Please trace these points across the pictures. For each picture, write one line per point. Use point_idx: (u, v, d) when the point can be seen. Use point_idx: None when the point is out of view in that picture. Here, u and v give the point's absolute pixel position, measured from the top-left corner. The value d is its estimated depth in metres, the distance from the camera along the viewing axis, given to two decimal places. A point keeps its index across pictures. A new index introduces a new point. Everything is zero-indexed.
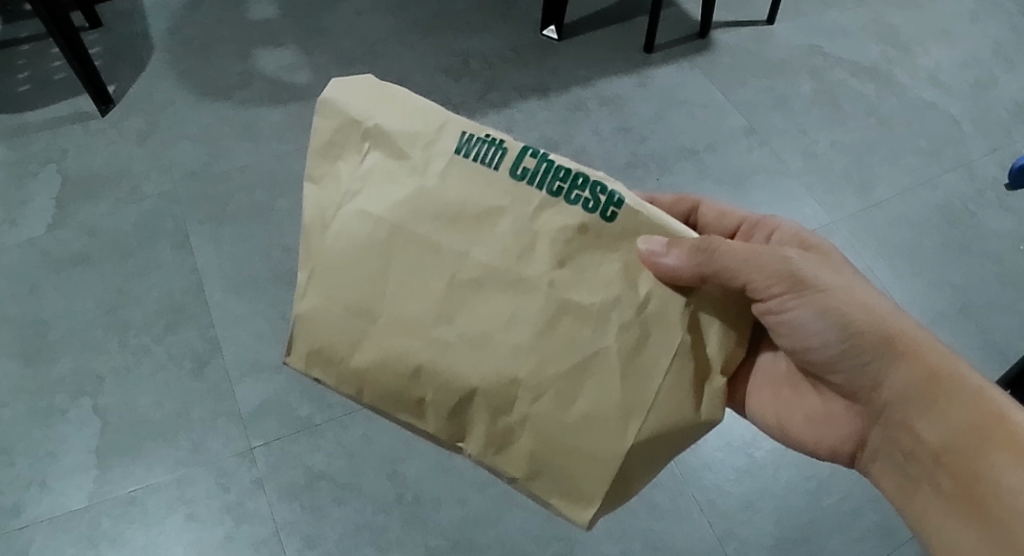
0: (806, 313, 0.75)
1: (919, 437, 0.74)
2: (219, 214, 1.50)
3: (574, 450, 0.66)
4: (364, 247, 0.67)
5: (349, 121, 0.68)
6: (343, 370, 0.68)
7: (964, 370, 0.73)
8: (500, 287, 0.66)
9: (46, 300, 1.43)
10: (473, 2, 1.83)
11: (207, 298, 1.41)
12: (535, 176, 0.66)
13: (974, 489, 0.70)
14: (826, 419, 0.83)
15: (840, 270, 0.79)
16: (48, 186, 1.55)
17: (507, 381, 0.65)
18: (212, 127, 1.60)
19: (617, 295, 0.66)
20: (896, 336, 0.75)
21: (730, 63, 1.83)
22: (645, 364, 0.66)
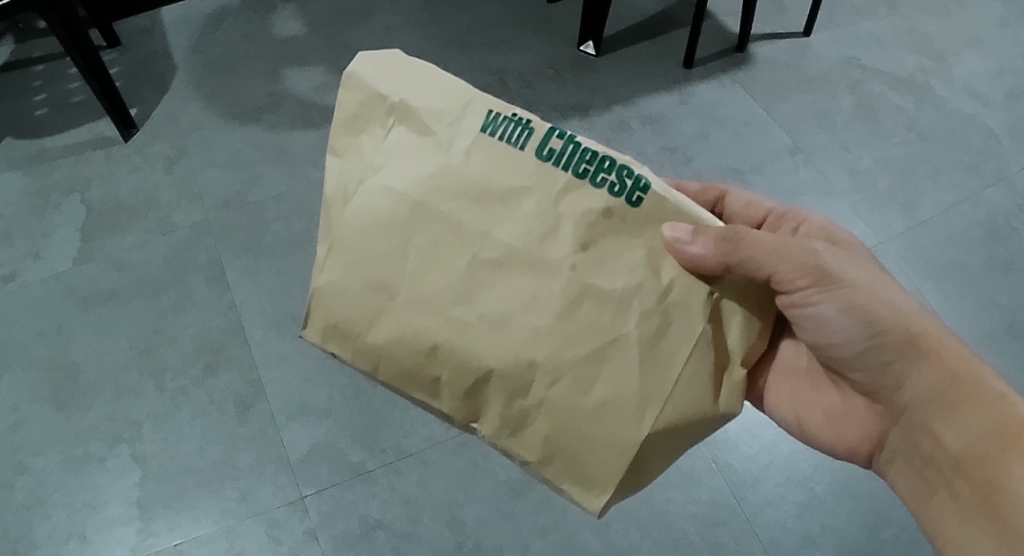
0: (830, 308, 0.75)
1: (940, 442, 0.73)
2: (256, 246, 1.42)
3: (589, 436, 0.66)
4: (385, 223, 0.68)
5: (375, 96, 0.70)
6: (359, 346, 0.69)
7: (987, 376, 0.73)
8: (521, 269, 0.66)
9: (76, 340, 1.36)
10: (505, 17, 1.77)
11: (249, 338, 1.34)
12: (561, 158, 0.67)
13: (993, 498, 0.70)
14: (844, 418, 0.82)
15: (866, 268, 0.78)
16: (72, 217, 1.48)
17: (524, 365, 0.66)
18: (242, 153, 1.53)
19: (640, 281, 0.66)
20: (921, 336, 0.74)
21: (770, 78, 1.78)
22: (666, 353, 0.66)
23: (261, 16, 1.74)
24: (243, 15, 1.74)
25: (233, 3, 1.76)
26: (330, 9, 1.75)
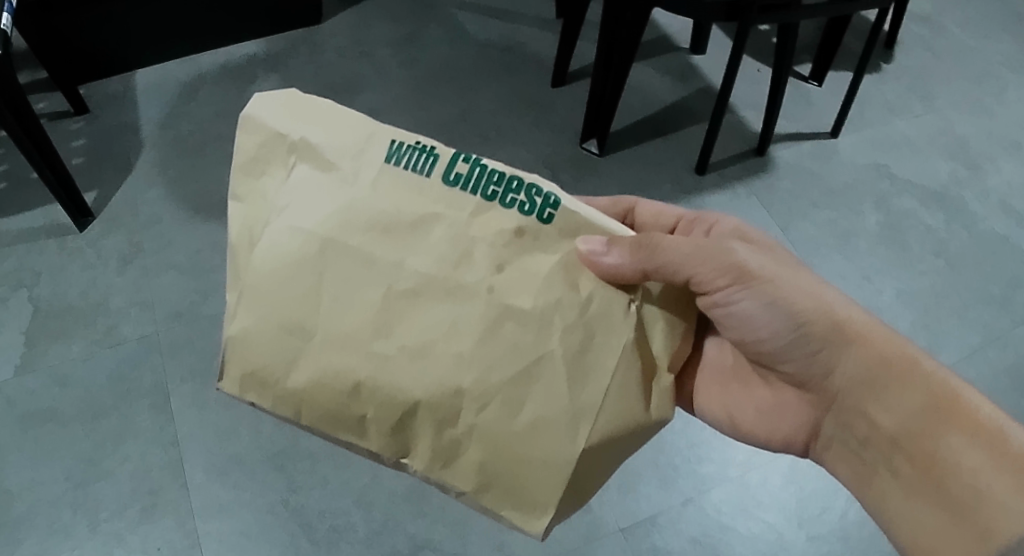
0: (752, 304, 0.73)
1: (876, 423, 0.72)
2: (205, 370, 1.31)
3: (523, 457, 0.62)
4: (295, 261, 0.63)
5: (274, 136, 0.65)
6: (279, 393, 0.64)
7: (913, 351, 0.71)
8: (439, 295, 0.62)
9: (8, 465, 1.25)
10: (505, 100, 1.60)
11: (188, 481, 1.23)
12: (469, 181, 0.63)
13: (933, 470, 0.68)
14: (776, 409, 0.81)
15: (783, 261, 0.77)
16: (17, 317, 1.38)
17: (449, 393, 0.61)
18: (202, 255, 1.42)
19: (558, 297, 0.62)
20: (844, 322, 0.73)
21: (790, 189, 1.63)
22: (593, 364, 0.63)
23: (241, 89, 1.62)
24: (221, 86, 1.62)
25: (211, 72, 1.64)
26: (313, 82, 1.62)
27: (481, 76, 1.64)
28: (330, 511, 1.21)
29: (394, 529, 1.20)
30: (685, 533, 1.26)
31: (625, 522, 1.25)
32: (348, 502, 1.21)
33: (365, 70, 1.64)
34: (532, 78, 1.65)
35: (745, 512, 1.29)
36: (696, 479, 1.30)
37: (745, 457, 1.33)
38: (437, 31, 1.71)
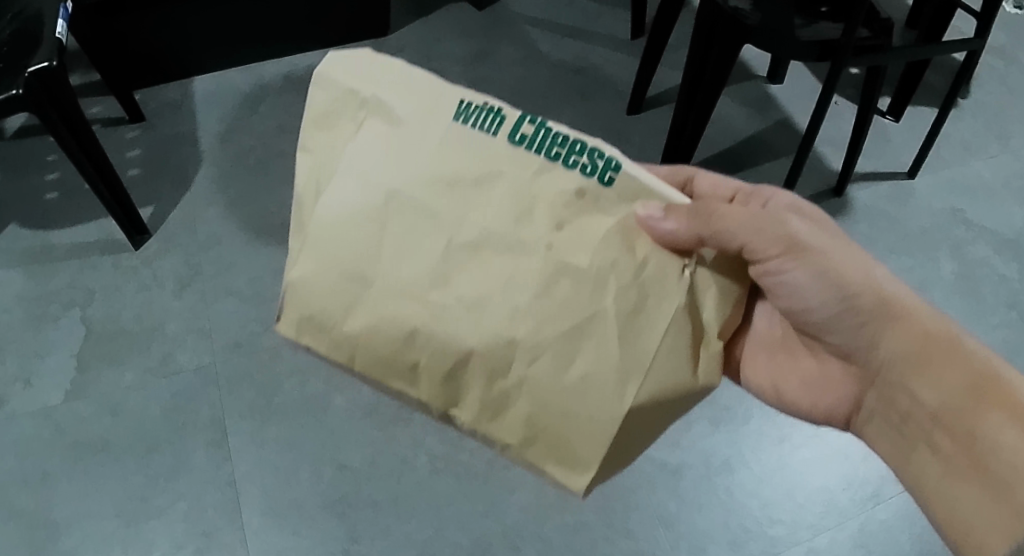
0: (804, 275, 0.70)
1: (918, 399, 0.69)
2: (264, 407, 1.25)
3: (573, 414, 0.57)
4: (358, 214, 0.59)
5: (347, 95, 0.61)
6: (336, 339, 0.59)
7: (957, 329, 0.69)
8: (498, 248, 0.58)
9: (58, 496, 1.21)
10: (579, 127, 1.54)
11: (245, 525, 1.17)
12: (535, 142, 0.59)
13: (974, 449, 0.66)
14: (822, 382, 0.79)
15: (833, 234, 0.74)
16: (69, 337, 1.34)
17: (504, 343, 0.57)
18: (263, 282, 1.36)
19: (612, 256, 0.58)
20: (892, 297, 0.71)
21: (866, 234, 1.58)
22: (646, 324, 0.58)
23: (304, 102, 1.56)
24: (284, 98, 1.56)
25: (274, 83, 1.59)
26: None
27: (554, 101, 1.57)
28: None
29: None
30: None
31: None
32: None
33: None
34: (607, 104, 1.57)
35: None
36: (766, 541, 1.25)
37: (814, 519, 1.28)
38: (509, 48, 1.64)
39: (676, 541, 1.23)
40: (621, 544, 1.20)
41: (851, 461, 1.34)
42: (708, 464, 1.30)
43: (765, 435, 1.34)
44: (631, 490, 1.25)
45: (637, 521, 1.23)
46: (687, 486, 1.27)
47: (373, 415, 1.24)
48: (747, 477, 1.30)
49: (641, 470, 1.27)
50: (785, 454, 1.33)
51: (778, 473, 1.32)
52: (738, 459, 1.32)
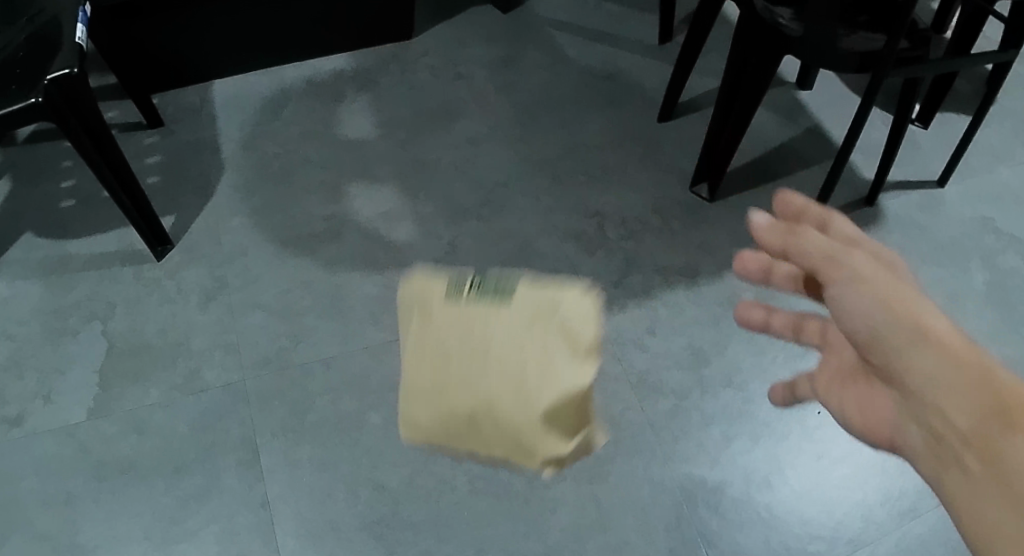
0: (844, 289, 0.57)
1: (935, 422, 0.52)
2: (296, 426, 1.21)
3: (539, 438, 0.60)
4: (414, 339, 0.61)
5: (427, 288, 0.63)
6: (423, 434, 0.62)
7: (973, 342, 0.52)
8: (479, 333, 0.60)
9: (84, 518, 1.17)
10: (610, 135, 1.50)
11: (279, 549, 1.13)
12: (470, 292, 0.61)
13: (989, 480, 0.48)
14: (866, 416, 0.64)
15: (868, 246, 0.60)
16: (90, 352, 1.29)
17: (489, 402, 0.59)
18: (290, 294, 1.31)
19: (548, 306, 0.61)
20: (907, 308, 0.54)
21: (897, 244, 1.55)
22: (580, 343, 0.60)
23: (327, 108, 1.52)
24: (307, 104, 1.52)
25: (296, 88, 1.55)
26: (406, 105, 1.52)
27: (583, 108, 1.53)
28: None
29: None
30: None
31: None
32: None
33: (460, 95, 1.54)
34: (638, 110, 1.54)
35: None
36: None
37: (853, 535, 1.20)
38: (536, 53, 1.61)
39: None
40: None
41: (889, 474, 1.26)
42: (748, 480, 1.23)
43: (803, 450, 1.27)
44: (672, 507, 1.19)
45: (678, 540, 1.17)
46: (728, 504, 1.20)
47: None
48: (786, 493, 1.23)
49: (684, 489, 1.21)
50: (825, 469, 1.25)
51: (818, 489, 1.24)
52: (777, 475, 1.24)
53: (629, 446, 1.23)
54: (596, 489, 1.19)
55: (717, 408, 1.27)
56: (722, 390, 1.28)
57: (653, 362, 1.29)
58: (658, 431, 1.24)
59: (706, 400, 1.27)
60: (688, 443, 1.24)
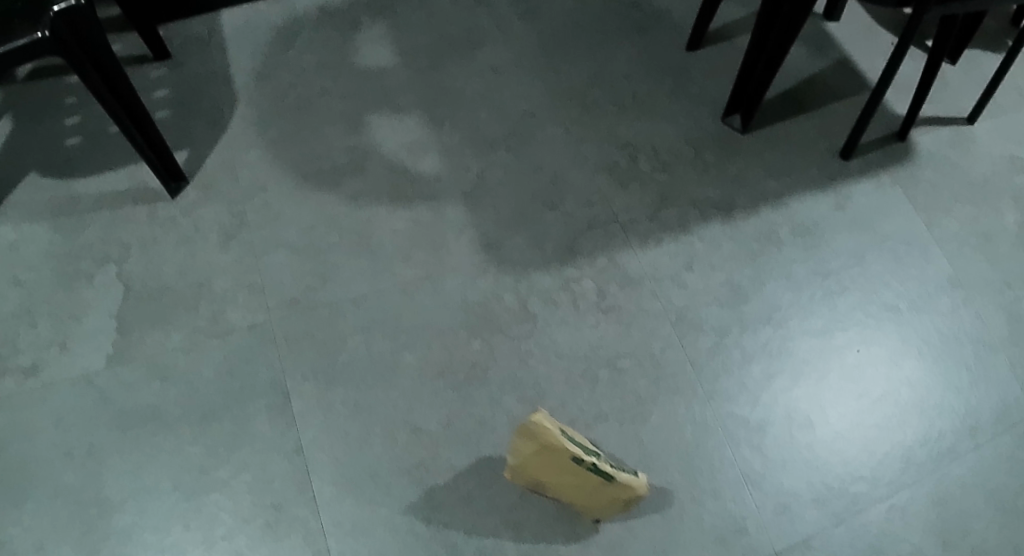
0: None
1: None
2: (327, 369, 1.16)
3: None
4: None
5: None
6: None
7: None
8: None
9: (110, 469, 1.13)
10: (639, 63, 1.44)
11: (317, 496, 1.10)
12: None
13: None
14: None
15: None
16: (106, 297, 1.23)
17: None
18: (314, 230, 1.26)
19: None
20: None
21: (931, 182, 1.41)
22: None
23: (342, 38, 1.44)
24: (320, 34, 1.45)
25: (309, 17, 1.46)
26: (426, 35, 1.45)
27: (611, 36, 1.47)
28: (477, 532, 1.09)
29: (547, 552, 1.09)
30: None
31: (781, 545, 1.13)
32: (497, 523, 1.09)
33: (482, 24, 1.47)
34: (667, 39, 1.47)
35: (896, 535, 1.16)
36: (850, 499, 1.18)
37: (894, 476, 1.20)
38: None
39: (763, 501, 1.15)
40: (708, 505, 1.14)
41: (928, 414, 1.24)
42: (791, 419, 1.20)
43: (844, 388, 1.24)
44: (716, 447, 1.17)
45: (722, 480, 1.15)
46: (771, 444, 1.18)
47: (446, 374, 1.16)
48: (829, 433, 1.21)
49: (727, 429, 1.18)
50: (866, 405, 1.23)
51: (858, 428, 1.22)
52: (819, 414, 1.22)
53: (671, 385, 1.18)
54: (639, 429, 1.15)
55: (758, 345, 1.23)
56: (762, 327, 1.24)
57: (692, 299, 1.24)
58: (699, 369, 1.20)
59: (746, 337, 1.23)
60: (730, 380, 1.20)
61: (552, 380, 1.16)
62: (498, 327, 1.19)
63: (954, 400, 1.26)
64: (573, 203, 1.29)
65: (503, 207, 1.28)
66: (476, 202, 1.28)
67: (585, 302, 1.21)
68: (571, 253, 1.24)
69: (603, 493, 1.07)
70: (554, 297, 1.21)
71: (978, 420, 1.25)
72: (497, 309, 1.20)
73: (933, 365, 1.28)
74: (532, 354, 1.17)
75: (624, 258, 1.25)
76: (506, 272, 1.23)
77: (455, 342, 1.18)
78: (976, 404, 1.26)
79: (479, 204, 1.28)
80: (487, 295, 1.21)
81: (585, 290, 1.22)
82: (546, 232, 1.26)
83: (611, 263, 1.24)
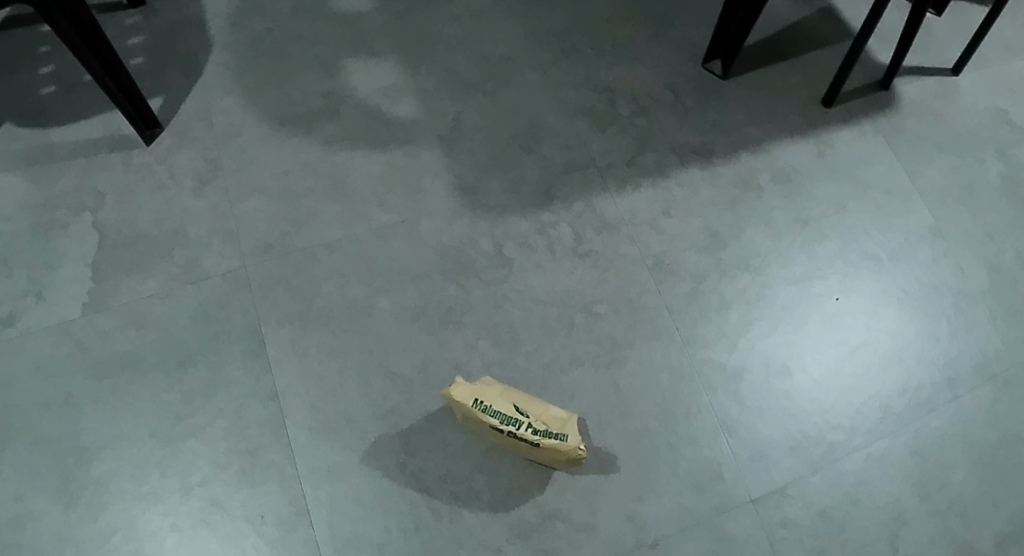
0: None
1: None
2: (303, 315, 1.17)
3: None
4: None
5: None
6: None
7: None
8: None
9: (87, 417, 1.13)
10: (620, 8, 1.42)
11: (292, 443, 1.11)
12: None
13: None
14: None
15: None
16: (81, 245, 1.23)
17: None
18: (289, 176, 1.25)
19: None
20: None
21: (914, 132, 1.40)
22: None
23: None
24: None
25: None
26: None
27: None
28: (451, 476, 1.10)
29: (523, 498, 1.10)
30: (813, 506, 1.14)
31: (757, 492, 1.14)
32: (471, 467, 1.10)
33: None
34: None
35: (873, 485, 1.17)
36: (827, 448, 1.18)
37: (872, 425, 1.20)
38: None
39: (738, 447, 1.16)
40: (685, 451, 1.14)
41: (907, 364, 1.24)
42: (768, 367, 1.20)
43: (822, 336, 1.24)
44: (692, 393, 1.17)
45: (698, 427, 1.15)
46: (748, 390, 1.18)
47: (421, 319, 1.16)
48: (807, 381, 1.21)
49: (704, 374, 1.18)
50: (844, 353, 1.23)
51: (836, 377, 1.22)
52: (797, 362, 1.21)
53: (647, 330, 1.18)
54: (614, 374, 1.16)
55: (736, 292, 1.23)
56: (740, 274, 1.24)
57: (669, 245, 1.23)
58: (676, 315, 1.20)
59: (724, 284, 1.23)
60: (707, 326, 1.20)
61: (528, 324, 1.16)
62: (474, 272, 1.18)
63: (933, 350, 1.26)
64: (551, 147, 1.28)
65: (480, 151, 1.27)
66: (452, 147, 1.27)
67: (562, 247, 1.21)
68: (549, 198, 1.24)
69: (546, 454, 1.07)
70: (531, 242, 1.21)
71: (957, 371, 1.25)
72: (473, 253, 1.20)
73: (912, 315, 1.28)
74: (507, 298, 1.17)
75: (601, 204, 1.25)
76: (482, 216, 1.22)
77: (431, 287, 1.18)
78: (956, 355, 1.26)
79: (455, 149, 1.27)
80: (463, 240, 1.20)
81: (561, 235, 1.22)
82: (523, 176, 1.25)
83: (589, 208, 1.24)
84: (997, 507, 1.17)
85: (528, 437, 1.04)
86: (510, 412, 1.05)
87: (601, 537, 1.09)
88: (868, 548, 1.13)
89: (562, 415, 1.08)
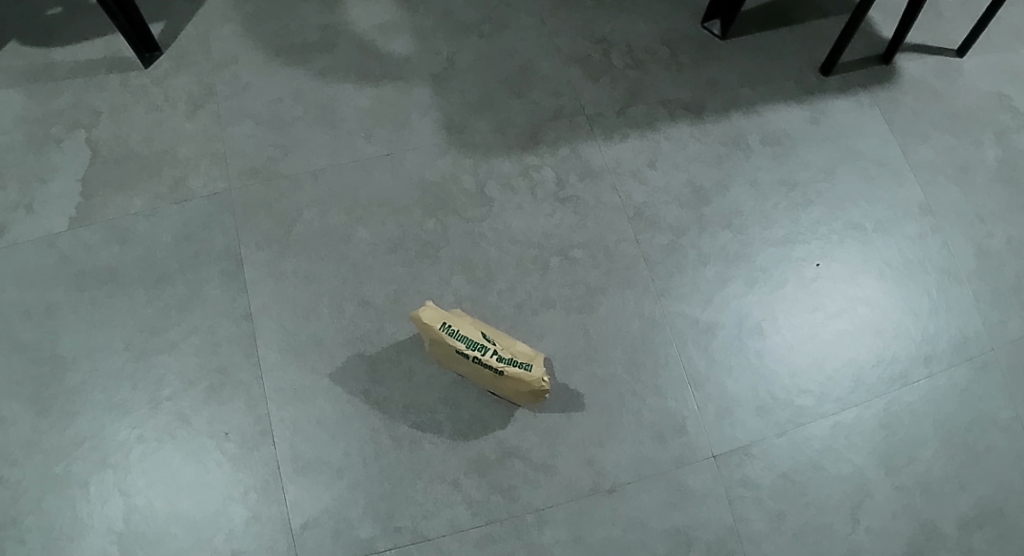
0: None
1: None
2: (282, 239, 1.19)
3: None
4: None
5: None
6: None
7: None
8: None
9: (65, 328, 1.14)
10: None
11: (261, 363, 1.13)
12: None
13: None
14: None
15: None
16: (72, 161, 1.24)
17: None
18: (281, 104, 1.27)
19: None
20: None
21: (911, 108, 1.39)
22: None
23: None
24: None
25: None
26: None
27: None
28: (414, 407, 1.11)
29: (483, 433, 1.11)
30: (777, 468, 1.14)
31: (719, 449, 1.14)
32: (435, 400, 1.12)
33: None
34: None
35: (838, 453, 1.16)
36: (794, 410, 1.18)
37: (842, 393, 1.19)
38: None
39: (704, 402, 1.16)
40: (649, 402, 1.15)
41: (884, 336, 1.24)
42: (741, 325, 1.20)
43: (799, 299, 1.23)
44: (662, 344, 1.17)
45: (665, 379, 1.16)
46: (719, 346, 1.19)
47: (398, 250, 1.18)
48: (780, 342, 1.21)
49: (675, 326, 1.19)
50: (821, 319, 1.23)
51: (811, 342, 1.22)
52: (771, 322, 1.21)
53: (622, 279, 1.20)
54: (585, 319, 1.17)
55: (715, 248, 1.24)
56: (720, 231, 1.25)
57: (651, 197, 1.25)
58: (652, 266, 1.21)
59: (703, 240, 1.24)
60: (683, 279, 1.21)
61: (503, 262, 1.19)
62: (453, 209, 1.21)
63: (912, 325, 1.25)
64: (541, 92, 1.29)
65: (470, 92, 1.29)
66: (443, 86, 1.29)
67: (544, 190, 1.23)
68: (534, 141, 1.26)
69: (508, 387, 1.08)
70: (512, 183, 1.23)
71: (935, 348, 1.24)
72: (455, 191, 1.22)
73: (893, 287, 1.27)
74: (485, 237, 1.20)
75: (587, 151, 1.26)
76: (466, 154, 1.25)
77: (410, 221, 1.20)
78: (935, 332, 1.25)
79: (446, 88, 1.29)
80: (446, 176, 1.23)
81: (543, 179, 1.24)
82: (510, 119, 1.27)
83: (574, 154, 1.26)
84: (962, 487, 1.17)
85: (493, 363, 1.05)
86: (477, 337, 1.06)
87: (559, 479, 1.10)
88: (827, 514, 1.13)
89: (529, 350, 1.08)
